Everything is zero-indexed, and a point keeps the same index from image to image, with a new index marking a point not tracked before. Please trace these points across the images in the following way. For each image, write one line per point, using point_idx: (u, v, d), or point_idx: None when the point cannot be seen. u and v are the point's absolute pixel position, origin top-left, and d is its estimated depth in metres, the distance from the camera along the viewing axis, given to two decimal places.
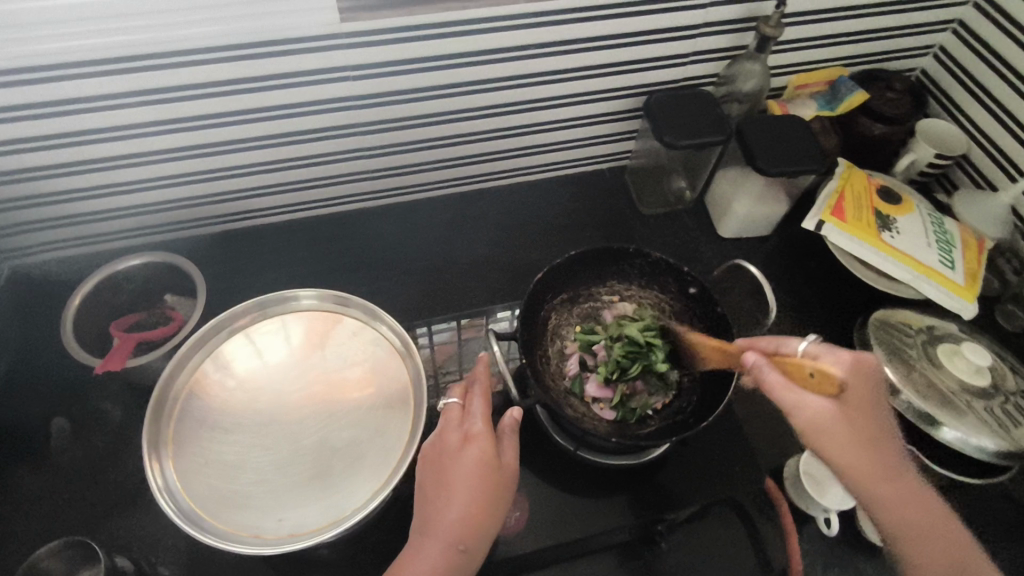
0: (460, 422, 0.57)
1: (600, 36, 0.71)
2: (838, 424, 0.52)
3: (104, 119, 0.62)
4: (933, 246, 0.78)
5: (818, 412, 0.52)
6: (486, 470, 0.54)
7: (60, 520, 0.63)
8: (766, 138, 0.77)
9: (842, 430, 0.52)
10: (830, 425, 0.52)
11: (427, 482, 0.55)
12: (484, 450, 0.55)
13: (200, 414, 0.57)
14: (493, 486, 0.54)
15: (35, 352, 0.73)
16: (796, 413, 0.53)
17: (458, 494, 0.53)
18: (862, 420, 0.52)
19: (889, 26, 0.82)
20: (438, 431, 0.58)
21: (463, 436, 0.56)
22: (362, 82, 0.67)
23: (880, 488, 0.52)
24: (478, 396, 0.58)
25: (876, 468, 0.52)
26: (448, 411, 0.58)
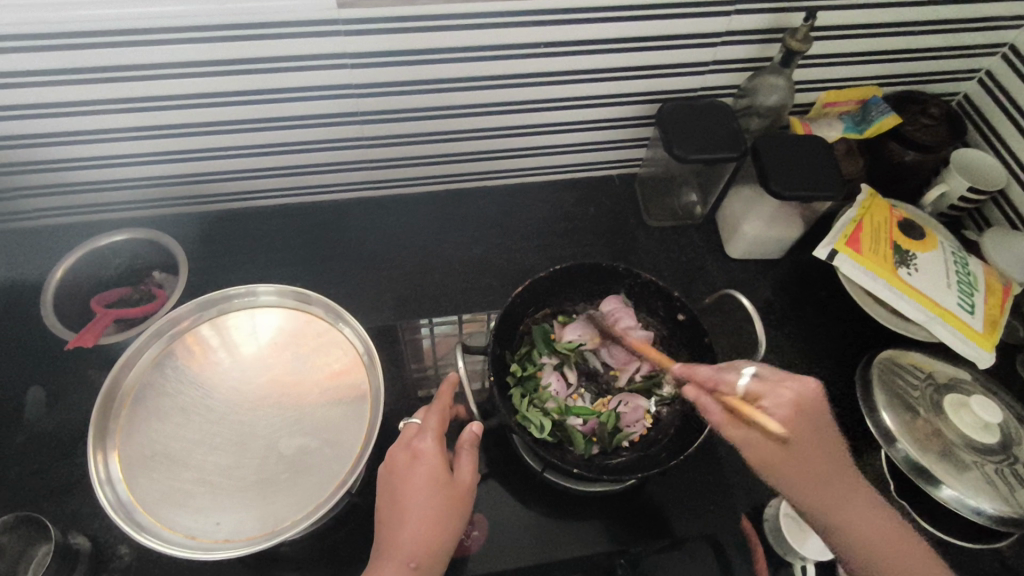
0: (413, 438, 0.56)
1: (614, 39, 0.66)
2: (773, 454, 0.54)
3: (89, 92, 0.60)
4: (953, 288, 0.73)
5: (758, 444, 0.55)
6: (438, 487, 0.53)
7: (23, 490, 0.63)
8: (784, 159, 0.72)
9: (788, 461, 0.54)
10: (772, 458, 0.55)
11: (384, 500, 0.54)
12: (435, 467, 0.53)
13: (153, 405, 0.60)
14: (448, 503, 0.52)
15: (22, 318, 0.73)
16: (742, 446, 0.56)
17: (412, 511, 0.52)
18: (807, 450, 0.54)
19: (932, 46, 0.76)
20: (391, 448, 0.56)
21: (413, 453, 0.55)
22: (359, 72, 0.64)
23: (822, 498, 0.53)
24: (435, 413, 0.57)
25: (821, 488, 0.54)
26: (405, 430, 0.57)
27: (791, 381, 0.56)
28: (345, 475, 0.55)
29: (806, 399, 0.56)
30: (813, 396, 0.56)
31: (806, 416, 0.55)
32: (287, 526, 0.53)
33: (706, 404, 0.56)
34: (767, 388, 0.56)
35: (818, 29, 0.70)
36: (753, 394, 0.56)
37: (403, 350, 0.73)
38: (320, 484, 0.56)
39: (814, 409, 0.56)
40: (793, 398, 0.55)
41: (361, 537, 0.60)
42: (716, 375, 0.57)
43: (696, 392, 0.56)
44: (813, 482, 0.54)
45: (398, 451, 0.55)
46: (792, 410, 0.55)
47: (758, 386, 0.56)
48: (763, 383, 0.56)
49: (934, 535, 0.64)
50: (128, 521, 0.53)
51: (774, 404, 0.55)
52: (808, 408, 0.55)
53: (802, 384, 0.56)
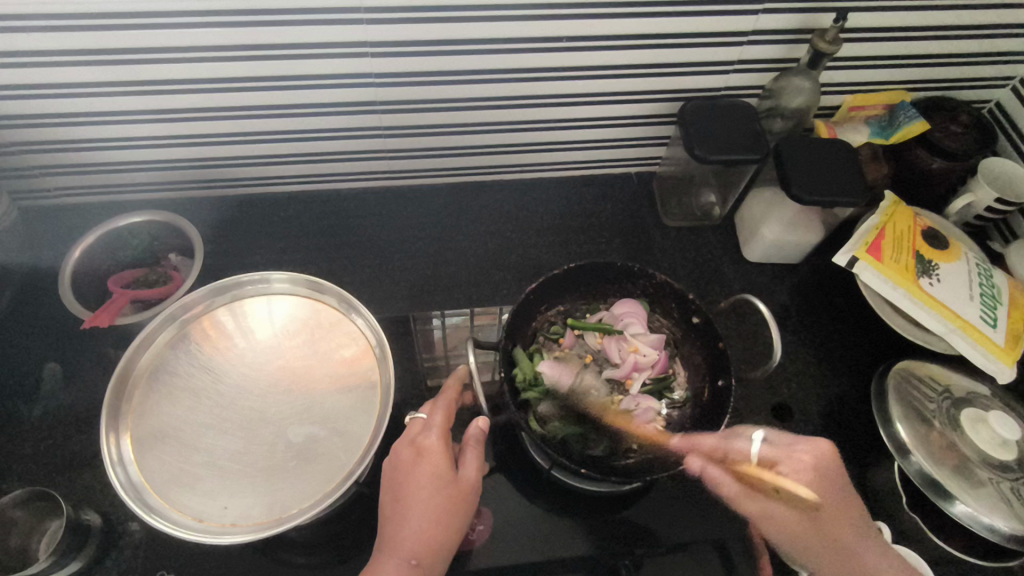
0: (418, 434, 0.56)
1: (639, 35, 0.65)
2: (799, 530, 0.59)
3: (113, 72, 0.60)
4: (976, 300, 0.71)
5: (780, 515, 0.60)
6: (441, 486, 0.53)
7: (39, 464, 0.64)
8: (807, 163, 0.71)
9: (811, 532, 0.58)
10: (798, 528, 0.59)
11: (387, 494, 0.54)
12: (438, 464, 0.54)
13: (166, 387, 0.60)
14: (450, 501, 0.53)
15: (41, 294, 0.74)
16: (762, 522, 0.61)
17: (413, 508, 0.52)
18: (829, 518, 0.59)
19: (965, 52, 0.74)
20: (396, 443, 0.57)
21: (417, 450, 0.55)
22: (380, 61, 0.63)
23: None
24: (441, 409, 0.57)
25: (847, 565, 0.56)
26: (409, 425, 0.57)
27: (803, 449, 0.61)
28: (352, 466, 0.55)
29: (823, 461, 0.61)
30: (827, 459, 0.60)
31: (824, 481, 0.60)
32: (294, 514, 0.53)
33: (712, 471, 0.61)
34: (781, 453, 0.61)
35: (848, 31, 0.69)
36: (768, 459, 0.61)
37: (414, 341, 0.73)
38: (328, 473, 0.56)
39: (835, 476, 0.60)
40: (811, 461, 0.61)
41: (367, 527, 0.60)
42: (726, 444, 0.61)
43: (699, 462, 0.60)
44: (840, 557, 0.57)
45: (403, 447, 0.55)
46: (812, 476, 0.60)
47: (771, 452, 0.62)
48: (774, 447, 0.62)
49: (946, 551, 0.63)
50: (138, 501, 0.53)
51: (791, 470, 0.61)
52: (825, 473, 0.60)
53: (814, 448, 0.61)
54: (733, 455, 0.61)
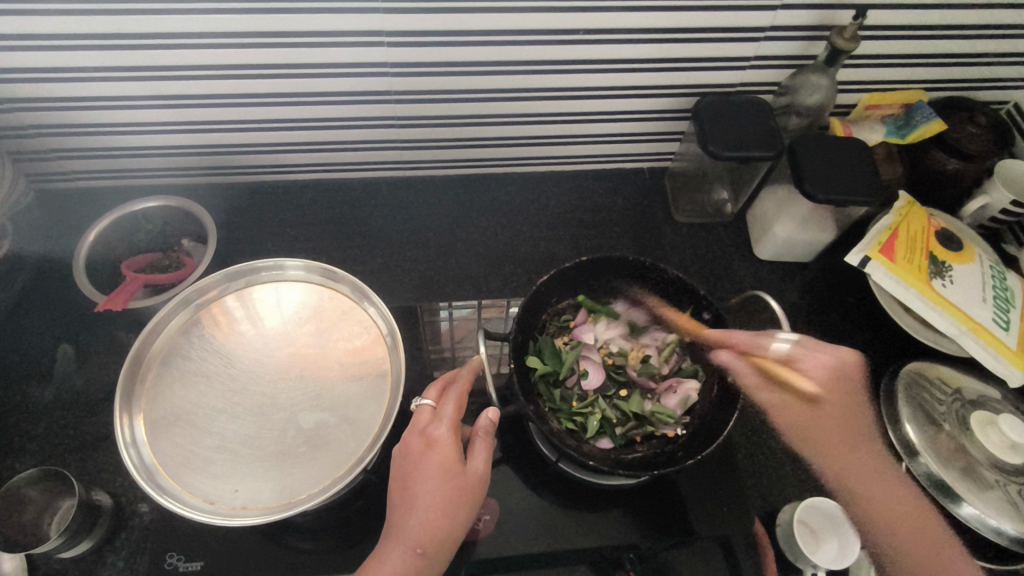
0: (428, 424, 0.56)
1: (655, 29, 0.65)
2: (799, 414, 0.66)
3: (129, 58, 0.61)
4: (989, 302, 0.71)
5: (785, 403, 0.65)
6: (449, 477, 0.53)
7: (52, 443, 0.65)
8: (822, 161, 0.70)
9: (811, 419, 0.65)
10: (798, 415, 0.66)
11: (395, 483, 0.55)
12: (447, 456, 0.54)
13: (178, 371, 0.61)
14: (457, 493, 0.53)
15: (55, 276, 0.75)
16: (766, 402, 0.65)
17: (420, 499, 0.53)
18: (832, 409, 0.65)
19: (985, 51, 0.74)
20: (406, 432, 0.57)
21: (427, 440, 0.55)
22: (396, 50, 0.63)
23: (845, 474, 0.64)
24: (452, 400, 0.57)
25: (840, 452, 0.64)
26: (418, 413, 0.57)
27: (828, 352, 0.67)
28: (361, 453, 0.56)
29: (845, 363, 0.68)
30: (852, 364, 0.69)
31: (840, 378, 0.67)
32: (304, 499, 0.53)
33: (735, 365, 0.62)
34: (808, 355, 0.66)
35: (867, 28, 0.68)
36: (791, 358, 0.65)
37: (421, 332, 0.74)
38: (339, 460, 0.56)
39: (851, 376, 0.68)
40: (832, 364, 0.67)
41: (372, 515, 0.61)
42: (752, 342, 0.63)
43: (728, 355, 0.63)
44: (833, 443, 0.65)
45: (413, 437, 0.56)
46: (829, 373, 0.67)
47: (796, 352, 0.65)
48: (802, 349, 0.66)
49: None
50: (150, 482, 0.54)
51: (809, 368, 0.66)
52: (843, 372, 0.68)
53: (845, 356, 0.68)
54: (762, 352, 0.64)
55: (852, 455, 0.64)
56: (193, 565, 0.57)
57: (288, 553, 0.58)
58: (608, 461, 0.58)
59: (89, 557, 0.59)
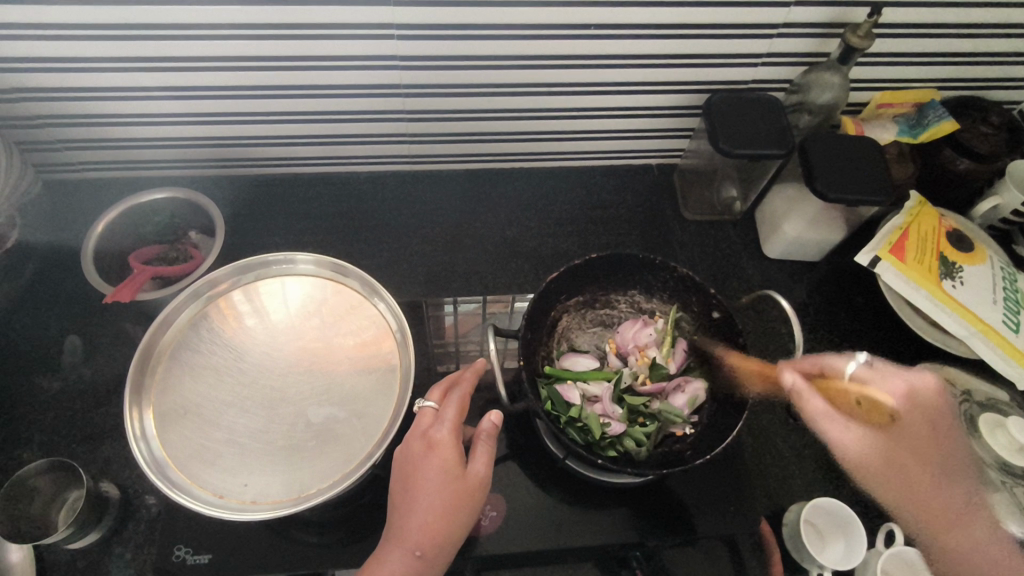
0: (429, 426, 0.56)
1: (667, 24, 0.64)
2: (870, 441, 0.58)
3: (138, 47, 0.60)
4: (999, 304, 0.71)
5: (846, 429, 0.59)
6: (449, 481, 0.53)
7: (60, 433, 0.65)
8: (832, 161, 0.70)
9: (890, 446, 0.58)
10: (867, 442, 0.58)
11: (396, 484, 0.55)
12: (447, 459, 0.54)
13: (186, 364, 0.61)
14: (457, 496, 0.53)
15: (62, 266, 0.74)
16: (834, 431, 0.59)
17: (420, 501, 0.53)
18: (902, 431, 0.59)
19: (1000, 50, 0.73)
20: (408, 433, 0.57)
21: (428, 443, 0.55)
22: (406, 43, 0.63)
23: (919, 507, 0.57)
24: (454, 402, 0.56)
25: (917, 487, 0.57)
26: (420, 415, 0.57)
27: (913, 377, 0.62)
28: (371, 448, 0.56)
29: (919, 390, 0.61)
30: (930, 393, 0.61)
31: (914, 405, 0.60)
32: (313, 494, 0.53)
33: (807, 393, 0.59)
34: (873, 375, 0.61)
35: (882, 25, 0.68)
36: (861, 379, 0.61)
37: (426, 327, 0.73)
38: (348, 455, 0.56)
39: (931, 407, 0.60)
40: (908, 393, 0.61)
41: (379, 510, 0.61)
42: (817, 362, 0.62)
43: (795, 377, 0.60)
44: (913, 476, 0.57)
45: (414, 439, 0.55)
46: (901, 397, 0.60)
47: (864, 373, 0.61)
48: (870, 371, 0.61)
49: None
50: (160, 476, 0.54)
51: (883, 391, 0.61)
52: (924, 406, 0.60)
53: (920, 381, 0.61)
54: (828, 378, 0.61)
55: (929, 483, 0.58)
56: (201, 557, 0.57)
57: (295, 546, 0.58)
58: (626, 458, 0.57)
59: (97, 548, 0.60)
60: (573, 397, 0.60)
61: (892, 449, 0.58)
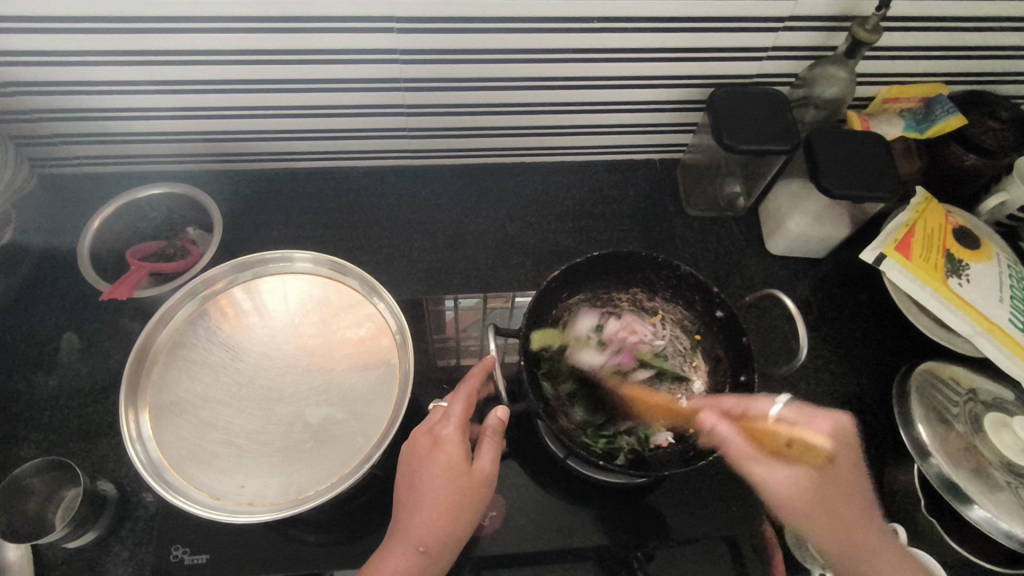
0: (437, 423, 0.56)
1: (671, 18, 0.63)
2: (818, 491, 0.54)
3: (132, 40, 0.59)
4: (1006, 303, 0.70)
5: (786, 479, 0.54)
6: (454, 478, 0.53)
7: (58, 431, 0.64)
8: (840, 155, 0.69)
9: (824, 496, 0.54)
10: (802, 494, 0.54)
11: (401, 481, 0.55)
12: (452, 456, 0.53)
13: (183, 364, 0.60)
14: (461, 493, 0.53)
15: (60, 263, 0.74)
16: (771, 483, 0.54)
17: (424, 497, 0.52)
18: (836, 478, 0.55)
19: (1011, 44, 0.72)
20: (415, 430, 0.57)
21: (434, 439, 0.55)
22: (407, 36, 0.62)
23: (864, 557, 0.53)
24: (461, 399, 0.56)
25: (845, 529, 0.54)
26: (432, 412, 0.57)
27: (826, 414, 0.58)
28: (370, 449, 0.55)
29: (840, 430, 0.58)
30: (844, 428, 0.58)
31: (841, 448, 0.57)
32: (312, 495, 0.53)
33: (723, 429, 0.56)
34: (800, 417, 0.57)
35: (890, 18, 0.66)
36: (789, 421, 0.57)
37: (427, 325, 0.73)
38: (345, 458, 0.56)
39: (851, 443, 0.58)
40: (831, 430, 0.57)
41: (378, 510, 0.60)
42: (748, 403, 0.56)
43: (715, 416, 0.56)
44: (843, 523, 0.54)
45: (420, 435, 0.55)
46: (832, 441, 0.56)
47: (792, 414, 0.57)
48: (794, 412, 0.57)
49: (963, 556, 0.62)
50: (156, 477, 0.53)
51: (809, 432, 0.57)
52: (844, 439, 0.58)
53: (837, 417, 0.58)
54: (755, 417, 0.56)
55: (852, 525, 0.54)
56: (199, 557, 0.57)
57: (293, 546, 0.58)
58: (640, 445, 0.58)
59: (95, 547, 0.59)
60: (564, 387, 0.61)
61: (824, 492, 0.54)
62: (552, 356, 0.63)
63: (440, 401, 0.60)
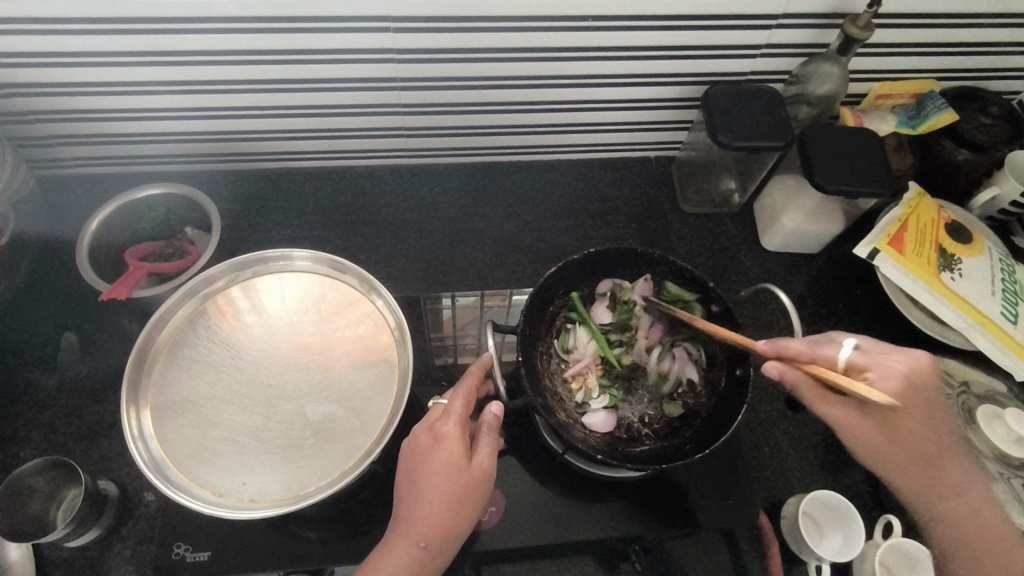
0: (437, 420, 0.56)
1: (664, 16, 0.64)
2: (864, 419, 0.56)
3: (127, 42, 0.60)
4: (998, 296, 0.71)
5: (859, 421, 0.56)
6: (453, 474, 0.53)
7: (58, 432, 0.65)
8: (833, 151, 0.69)
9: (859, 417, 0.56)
10: (860, 426, 0.56)
11: (402, 477, 0.55)
12: (453, 452, 0.54)
13: (183, 363, 0.60)
14: (461, 489, 0.53)
15: (57, 265, 0.74)
16: (840, 423, 0.56)
17: (424, 494, 0.53)
18: (895, 416, 0.55)
19: (1000, 41, 0.72)
20: (416, 426, 0.57)
21: (434, 435, 0.55)
22: (401, 36, 0.62)
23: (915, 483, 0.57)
24: (460, 396, 0.56)
25: (899, 456, 0.56)
26: (432, 410, 0.57)
27: (896, 356, 0.55)
28: (370, 445, 0.56)
29: (919, 369, 0.55)
30: (925, 370, 0.54)
31: (915, 387, 0.54)
32: (312, 491, 0.54)
33: (791, 377, 0.56)
34: (870, 360, 0.55)
35: (881, 15, 0.67)
36: (858, 364, 0.54)
37: (425, 322, 0.73)
38: (345, 457, 0.56)
39: (925, 382, 0.54)
40: (903, 371, 0.54)
41: (379, 507, 0.61)
42: (812, 350, 0.55)
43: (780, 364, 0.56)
44: (887, 438, 0.56)
45: (421, 432, 0.56)
46: (902, 383, 0.54)
47: (860, 358, 0.55)
48: (864, 355, 0.55)
49: None
50: (158, 473, 0.54)
51: (880, 376, 0.54)
52: (919, 380, 0.54)
53: (911, 359, 0.55)
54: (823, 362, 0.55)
55: (913, 451, 0.56)
56: (202, 555, 0.57)
57: (295, 543, 0.58)
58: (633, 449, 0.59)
59: (96, 545, 0.60)
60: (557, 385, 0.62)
61: (867, 421, 0.56)
62: (546, 357, 0.64)
63: (441, 399, 0.60)
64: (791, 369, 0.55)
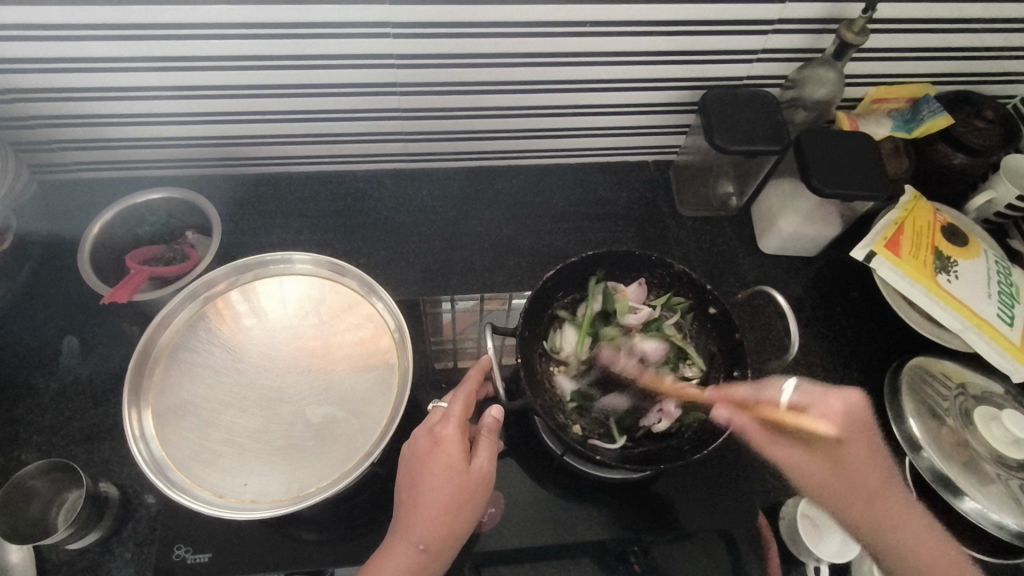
0: (436, 423, 0.56)
1: (661, 21, 0.64)
2: (831, 470, 0.61)
3: (129, 47, 0.60)
4: (994, 298, 0.71)
5: (804, 460, 0.62)
6: (452, 478, 0.53)
7: (60, 433, 0.65)
8: (829, 156, 0.70)
9: (835, 462, 0.62)
10: (816, 468, 0.62)
11: (401, 480, 0.55)
12: (452, 456, 0.54)
13: (184, 365, 0.61)
14: (460, 492, 0.53)
15: (59, 269, 0.74)
16: (787, 462, 0.63)
17: (424, 496, 0.53)
18: (846, 456, 0.62)
19: (995, 45, 0.73)
20: (416, 430, 0.57)
21: (434, 439, 0.55)
22: (402, 42, 0.63)
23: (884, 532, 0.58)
24: (460, 400, 0.57)
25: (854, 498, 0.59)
26: (431, 414, 0.58)
27: (833, 395, 0.66)
28: (370, 447, 0.56)
29: (851, 407, 0.65)
30: (855, 406, 0.65)
31: (852, 422, 0.64)
32: (313, 493, 0.54)
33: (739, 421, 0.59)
34: (809, 399, 0.65)
35: (876, 20, 0.68)
36: (800, 405, 0.64)
37: (425, 326, 0.74)
38: (345, 458, 0.56)
39: (862, 419, 0.65)
40: (841, 409, 0.65)
41: (379, 509, 0.61)
42: (758, 394, 0.61)
43: (728, 412, 0.58)
44: (862, 492, 0.60)
45: (421, 436, 0.56)
46: (844, 420, 0.64)
47: (802, 399, 0.65)
48: (804, 395, 0.65)
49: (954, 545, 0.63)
50: (159, 474, 0.54)
51: (819, 412, 0.64)
52: (853, 419, 0.65)
53: (846, 398, 0.66)
54: (766, 403, 0.61)
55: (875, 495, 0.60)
56: (202, 557, 0.58)
57: (294, 545, 0.58)
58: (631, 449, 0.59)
59: (97, 548, 0.60)
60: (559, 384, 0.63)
61: (834, 467, 0.61)
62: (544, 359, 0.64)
63: (440, 402, 0.60)
64: (741, 416, 0.59)
